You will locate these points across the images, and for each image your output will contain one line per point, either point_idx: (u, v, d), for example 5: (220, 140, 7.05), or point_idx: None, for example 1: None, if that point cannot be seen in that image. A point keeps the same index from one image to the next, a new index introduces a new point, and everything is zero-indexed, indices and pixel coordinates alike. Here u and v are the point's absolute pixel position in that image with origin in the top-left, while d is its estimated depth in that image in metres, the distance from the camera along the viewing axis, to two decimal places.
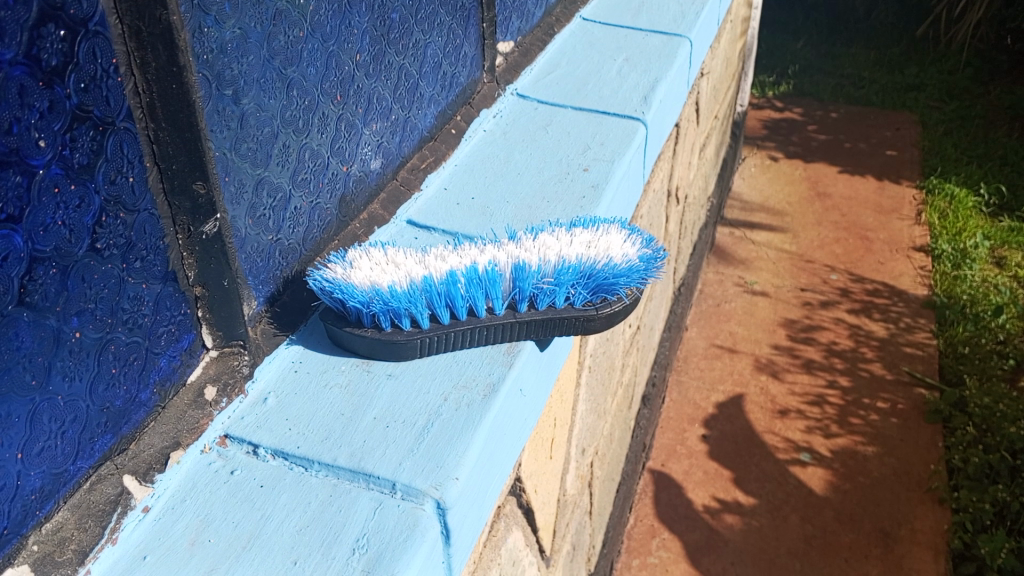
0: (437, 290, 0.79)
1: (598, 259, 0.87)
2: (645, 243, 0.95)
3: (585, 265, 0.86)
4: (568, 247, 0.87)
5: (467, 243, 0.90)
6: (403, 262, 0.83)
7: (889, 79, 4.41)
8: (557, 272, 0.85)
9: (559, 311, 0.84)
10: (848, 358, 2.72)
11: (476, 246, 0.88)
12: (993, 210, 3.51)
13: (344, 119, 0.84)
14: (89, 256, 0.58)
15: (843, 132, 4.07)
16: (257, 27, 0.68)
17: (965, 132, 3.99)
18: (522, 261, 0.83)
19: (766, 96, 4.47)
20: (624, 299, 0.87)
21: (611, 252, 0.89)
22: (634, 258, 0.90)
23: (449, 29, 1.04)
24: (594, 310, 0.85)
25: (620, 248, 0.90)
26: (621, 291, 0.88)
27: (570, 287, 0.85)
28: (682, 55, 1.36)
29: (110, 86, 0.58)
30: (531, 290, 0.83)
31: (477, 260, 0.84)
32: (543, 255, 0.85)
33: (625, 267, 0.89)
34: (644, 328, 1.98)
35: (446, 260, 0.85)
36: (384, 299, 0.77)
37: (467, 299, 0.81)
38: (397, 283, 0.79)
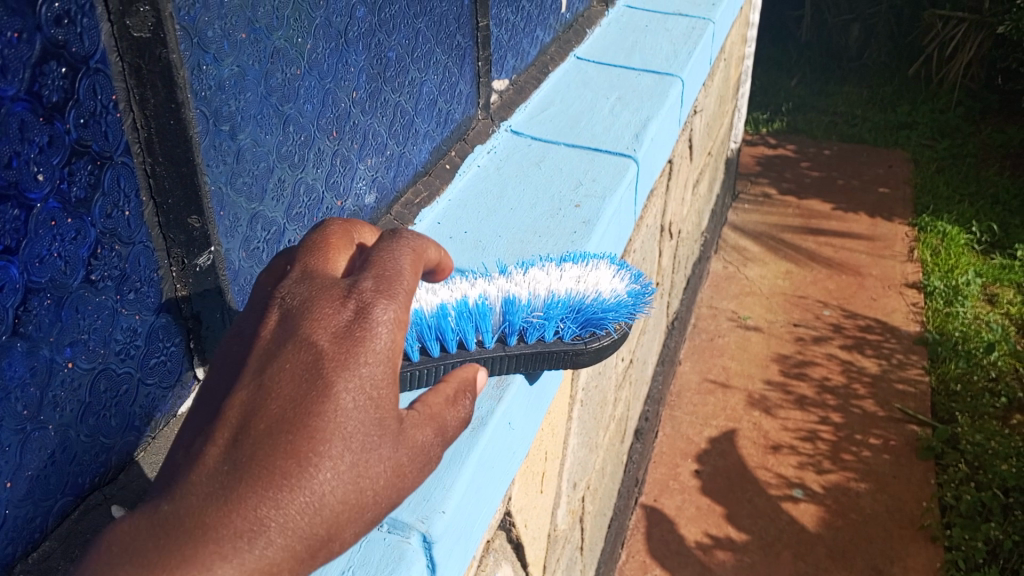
0: (427, 323, 0.79)
1: (586, 293, 0.90)
2: (633, 279, 0.98)
3: (573, 299, 0.88)
4: (557, 280, 0.89)
5: (457, 277, 0.91)
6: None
7: (882, 118, 4.47)
8: (549, 305, 0.87)
9: (548, 344, 0.84)
10: (840, 394, 2.73)
11: (466, 281, 0.89)
12: (985, 248, 3.54)
13: (339, 155, 0.85)
14: (83, 287, 0.59)
15: (836, 169, 4.11)
16: (255, 64, 0.70)
17: (957, 170, 4.04)
18: (512, 295, 0.85)
19: (759, 133, 4.52)
20: (612, 333, 0.88)
21: (600, 287, 0.91)
22: (622, 292, 0.92)
23: (445, 67, 1.07)
24: (582, 344, 0.85)
25: (608, 283, 0.92)
26: (608, 325, 0.89)
27: (559, 320, 0.87)
28: (673, 94, 1.39)
29: (109, 122, 0.59)
30: (521, 323, 0.84)
31: (467, 295, 0.85)
32: (532, 289, 0.87)
33: (612, 301, 0.90)
34: (637, 362, 2.00)
35: (437, 292, 0.86)
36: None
37: (458, 331, 0.81)
38: None
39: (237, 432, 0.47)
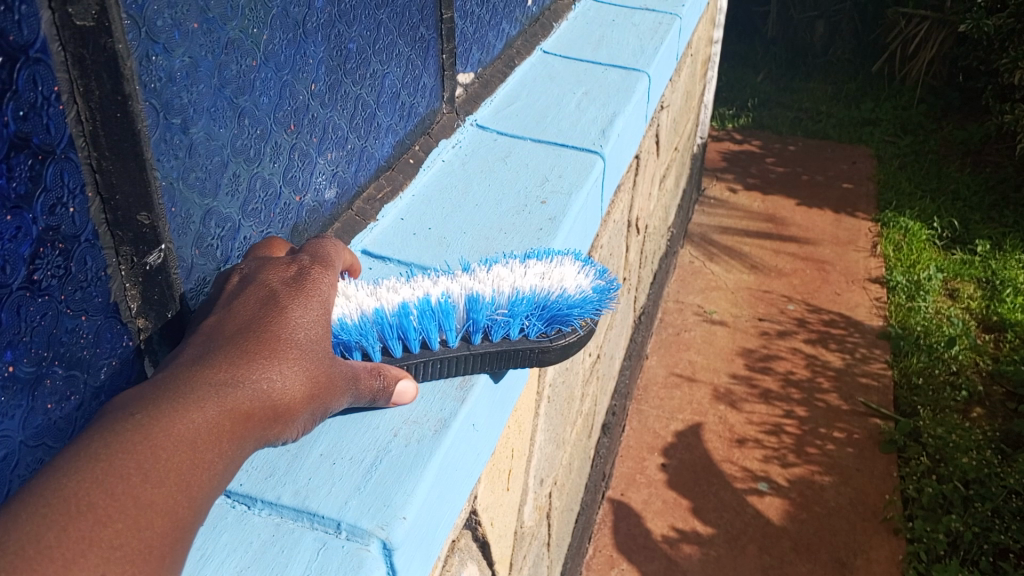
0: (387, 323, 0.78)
1: (551, 290, 0.88)
2: (599, 274, 0.96)
3: (539, 296, 0.87)
4: (521, 277, 0.87)
5: (421, 275, 0.90)
6: (352, 293, 0.81)
7: (846, 114, 4.52)
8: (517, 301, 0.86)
9: (513, 343, 0.83)
10: (805, 387, 2.74)
11: (429, 277, 0.88)
12: (946, 243, 3.59)
13: (297, 149, 0.83)
14: (24, 287, 0.56)
15: (801, 165, 4.14)
16: (207, 55, 0.67)
17: (919, 167, 4.09)
18: (476, 293, 0.83)
19: (725, 128, 4.55)
20: (578, 329, 0.87)
21: (566, 284, 0.89)
22: (587, 289, 0.91)
23: (408, 59, 1.04)
24: (548, 342, 0.84)
25: (574, 279, 0.91)
26: (575, 322, 0.87)
27: (524, 318, 0.85)
28: (640, 89, 1.38)
29: (51, 115, 0.56)
30: (484, 321, 0.83)
31: (430, 293, 0.83)
32: (497, 286, 0.85)
33: (578, 298, 0.89)
34: (604, 357, 1.99)
35: (400, 289, 0.84)
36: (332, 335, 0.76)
37: (420, 331, 0.80)
38: (348, 315, 0.78)
39: (148, 406, 0.53)
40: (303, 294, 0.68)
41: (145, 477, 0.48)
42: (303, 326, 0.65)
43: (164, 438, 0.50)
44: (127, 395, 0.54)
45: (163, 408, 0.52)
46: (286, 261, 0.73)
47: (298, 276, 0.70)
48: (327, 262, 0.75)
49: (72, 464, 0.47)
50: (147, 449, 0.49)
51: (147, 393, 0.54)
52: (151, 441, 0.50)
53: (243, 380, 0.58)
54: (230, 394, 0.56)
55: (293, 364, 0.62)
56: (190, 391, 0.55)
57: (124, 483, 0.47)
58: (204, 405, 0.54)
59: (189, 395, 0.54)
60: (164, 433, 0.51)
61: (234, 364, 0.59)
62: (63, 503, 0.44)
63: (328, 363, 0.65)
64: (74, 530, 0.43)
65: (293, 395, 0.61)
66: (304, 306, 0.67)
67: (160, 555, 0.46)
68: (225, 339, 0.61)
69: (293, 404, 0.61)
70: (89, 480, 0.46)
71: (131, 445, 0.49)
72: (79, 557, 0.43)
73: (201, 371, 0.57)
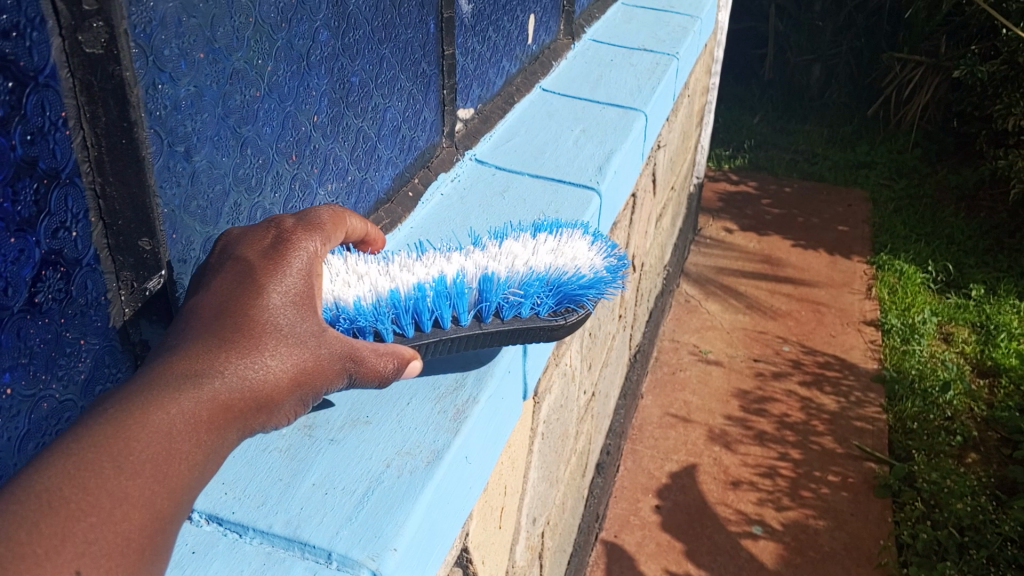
0: (402, 300, 0.79)
1: (563, 270, 0.90)
2: (608, 255, 0.99)
3: (550, 276, 0.89)
4: (535, 257, 0.90)
5: (435, 254, 0.91)
6: (365, 270, 0.82)
7: (842, 157, 4.57)
8: (528, 277, 0.87)
9: (525, 321, 0.84)
10: (800, 430, 2.74)
11: (441, 256, 0.90)
12: (941, 287, 3.60)
13: (298, 179, 0.84)
14: (25, 309, 0.57)
15: (796, 207, 4.17)
16: (212, 85, 0.68)
17: (914, 210, 4.12)
18: (489, 274, 0.84)
19: (721, 169, 4.58)
20: (588, 309, 0.88)
21: (578, 264, 0.92)
22: (599, 269, 0.93)
23: (409, 93, 1.06)
24: (559, 320, 0.85)
25: (585, 259, 0.94)
26: (587, 301, 0.89)
27: (536, 297, 0.86)
28: (636, 129, 1.39)
29: (57, 140, 0.57)
30: (497, 301, 0.84)
31: (443, 272, 0.85)
32: (510, 268, 0.87)
33: (590, 278, 0.91)
34: (598, 395, 1.98)
35: (414, 271, 0.86)
36: (348, 314, 0.77)
37: (432, 310, 0.80)
38: (364, 297, 0.78)
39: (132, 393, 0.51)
40: (284, 261, 0.65)
41: (119, 473, 0.47)
42: (284, 299, 0.62)
43: (139, 431, 0.49)
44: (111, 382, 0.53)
45: (136, 400, 0.51)
46: (265, 225, 0.69)
47: (280, 241, 0.67)
48: (316, 224, 0.70)
49: (44, 463, 0.46)
50: (120, 444, 0.48)
51: (125, 385, 0.52)
52: (125, 435, 0.48)
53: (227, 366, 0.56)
54: (208, 380, 0.55)
55: (282, 344, 0.60)
56: (166, 380, 0.53)
57: (97, 482, 0.46)
58: (181, 394, 0.52)
59: (165, 384, 0.53)
60: (145, 426, 0.50)
61: (211, 348, 0.57)
62: (35, 504, 0.43)
63: (316, 340, 0.62)
64: (46, 528, 0.43)
65: (281, 377, 0.59)
66: (288, 274, 0.64)
67: (139, 551, 0.46)
68: (204, 319, 0.59)
69: (278, 387, 0.59)
70: (61, 478, 0.45)
71: (103, 441, 0.48)
72: (55, 553, 0.43)
73: (178, 358, 0.55)
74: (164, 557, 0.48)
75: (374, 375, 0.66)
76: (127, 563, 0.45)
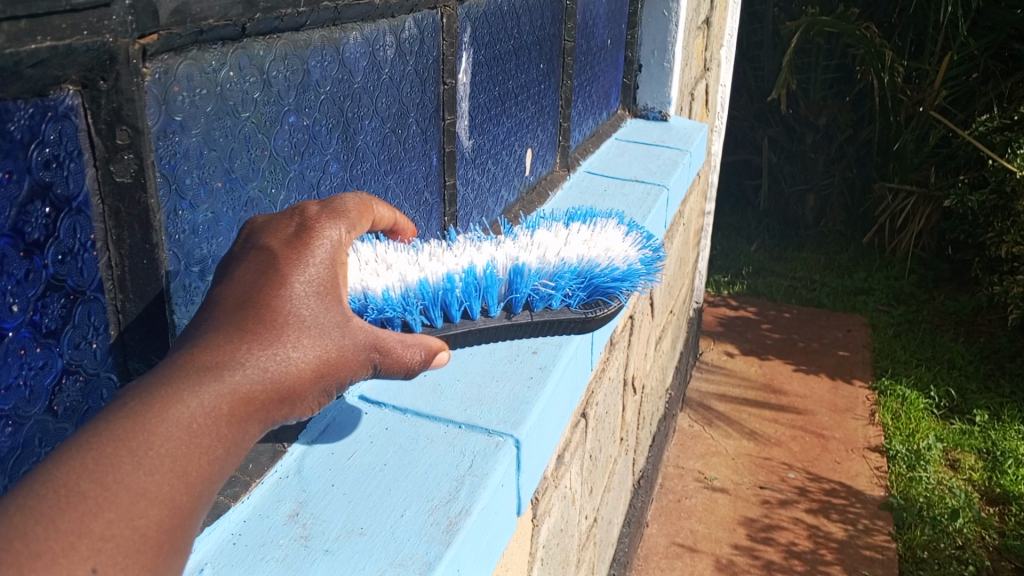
0: (431, 292, 0.91)
1: (583, 266, 1.04)
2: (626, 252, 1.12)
3: (570, 270, 1.03)
4: (558, 255, 1.04)
5: (465, 247, 1.04)
6: (395, 260, 0.94)
7: (839, 284, 4.65)
8: (556, 273, 1.01)
9: (548, 313, 0.99)
10: (807, 559, 2.69)
11: (471, 248, 1.03)
12: (944, 412, 3.61)
13: None
14: (44, 415, 0.62)
15: (796, 332, 4.22)
16: (228, 212, 0.75)
17: (913, 336, 4.18)
18: (517, 268, 0.98)
19: (721, 294, 4.67)
20: (603, 304, 1.04)
21: (597, 260, 1.05)
22: (614, 264, 1.07)
23: (413, 220, 1.13)
24: (580, 313, 1.01)
25: (602, 255, 1.07)
26: (604, 292, 1.04)
27: (557, 290, 1.01)
28: None
29: (85, 259, 0.63)
30: (524, 292, 0.98)
31: (473, 264, 0.98)
32: (536, 262, 1.00)
33: (605, 272, 1.05)
34: (601, 521, 1.98)
35: (442, 259, 0.99)
36: (379, 305, 0.88)
37: (463, 300, 0.94)
38: (395, 287, 0.90)
39: (151, 388, 0.54)
40: (308, 250, 0.66)
41: (138, 467, 0.50)
42: (306, 289, 0.64)
43: (158, 425, 0.52)
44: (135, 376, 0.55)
45: (157, 394, 0.53)
46: (289, 213, 0.70)
47: (304, 229, 0.68)
48: (340, 211, 0.71)
49: (65, 456, 0.49)
50: (139, 440, 0.51)
51: (146, 380, 0.55)
52: (142, 432, 0.51)
53: (246, 359, 0.58)
54: (228, 372, 0.57)
55: (301, 338, 0.62)
56: (186, 373, 0.55)
57: (115, 476, 0.49)
58: (201, 388, 0.55)
59: (183, 376, 0.55)
60: (163, 423, 0.52)
61: (233, 339, 0.59)
62: (54, 497, 0.46)
63: (335, 333, 0.64)
64: (62, 522, 0.46)
65: (300, 370, 0.61)
66: (310, 262, 0.66)
67: (157, 548, 0.49)
68: (226, 308, 0.61)
69: (296, 379, 0.61)
70: (81, 473, 0.48)
71: (123, 436, 0.50)
72: (70, 549, 0.46)
73: (199, 349, 0.58)
74: (180, 547, 0.51)
75: (403, 366, 0.71)
76: (144, 554, 0.48)
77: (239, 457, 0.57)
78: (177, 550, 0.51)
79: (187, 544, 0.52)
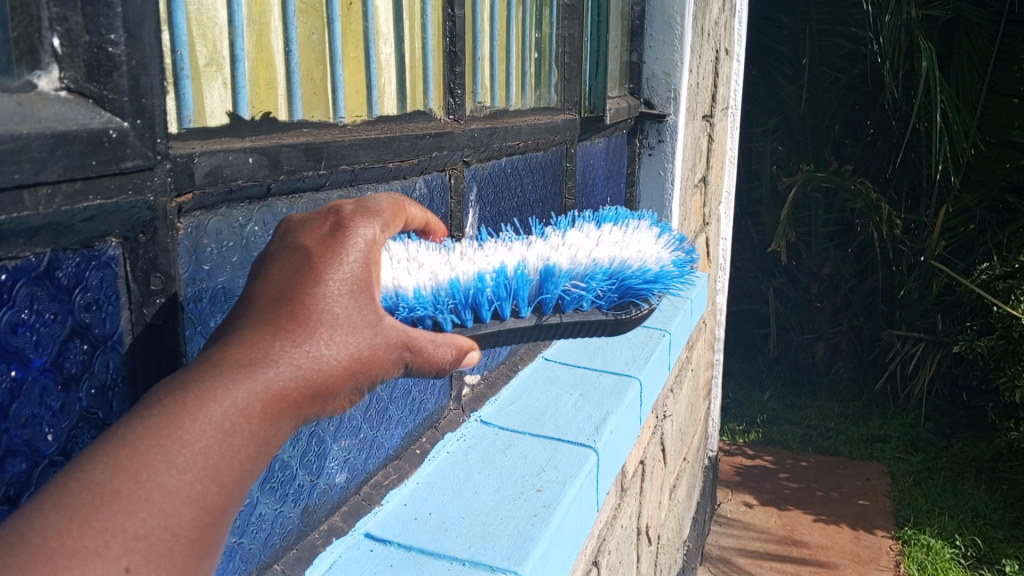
0: (463, 292, 0.93)
1: (614, 267, 1.08)
2: (654, 260, 1.15)
3: (601, 271, 1.06)
4: (589, 259, 1.07)
5: (492, 249, 1.07)
6: (425, 262, 0.96)
7: (854, 430, 4.63)
8: (586, 275, 1.05)
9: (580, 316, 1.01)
10: None
11: (500, 249, 1.06)
12: (972, 562, 3.53)
13: (315, 437, 0.95)
14: None
15: (814, 480, 4.18)
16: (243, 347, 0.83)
17: (934, 484, 4.13)
18: (548, 269, 1.01)
19: (736, 442, 4.65)
20: (639, 307, 1.06)
21: (628, 261, 1.09)
22: (645, 267, 1.11)
23: None
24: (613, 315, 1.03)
25: (632, 258, 1.11)
26: (639, 295, 1.07)
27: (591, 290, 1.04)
28: (632, 392, 1.50)
29: (115, 394, 0.68)
30: (555, 293, 1.00)
31: (504, 264, 1.00)
32: (567, 264, 1.04)
33: (636, 273, 1.09)
34: None
35: (473, 260, 1.01)
36: (409, 304, 0.89)
37: (494, 301, 0.96)
38: (423, 286, 0.91)
39: (184, 386, 0.55)
40: (341, 248, 0.66)
41: (170, 466, 0.52)
42: (339, 287, 0.65)
43: (190, 423, 0.53)
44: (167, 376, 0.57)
45: (190, 391, 0.55)
46: (324, 211, 0.70)
47: (339, 229, 0.68)
48: (373, 211, 0.72)
49: (97, 452, 0.50)
50: (170, 439, 0.53)
51: (179, 377, 0.56)
52: (171, 433, 0.53)
53: (279, 355, 0.60)
54: (262, 369, 0.58)
55: (332, 336, 0.63)
56: (220, 370, 0.57)
57: (148, 473, 0.51)
58: (235, 385, 0.57)
59: (217, 375, 0.57)
60: (192, 422, 0.54)
61: (266, 337, 0.60)
62: (87, 494, 0.49)
63: (368, 331, 0.66)
64: (95, 521, 0.48)
65: (332, 366, 0.63)
66: (344, 259, 0.66)
67: (190, 548, 0.51)
68: (260, 306, 0.62)
69: (329, 377, 0.62)
70: (112, 470, 0.50)
71: (155, 433, 0.52)
72: (103, 547, 0.48)
73: (232, 347, 0.59)
74: (212, 541, 0.53)
75: (434, 365, 0.73)
76: (179, 549, 0.51)
77: (271, 452, 0.59)
78: (210, 545, 0.53)
79: (219, 539, 0.54)
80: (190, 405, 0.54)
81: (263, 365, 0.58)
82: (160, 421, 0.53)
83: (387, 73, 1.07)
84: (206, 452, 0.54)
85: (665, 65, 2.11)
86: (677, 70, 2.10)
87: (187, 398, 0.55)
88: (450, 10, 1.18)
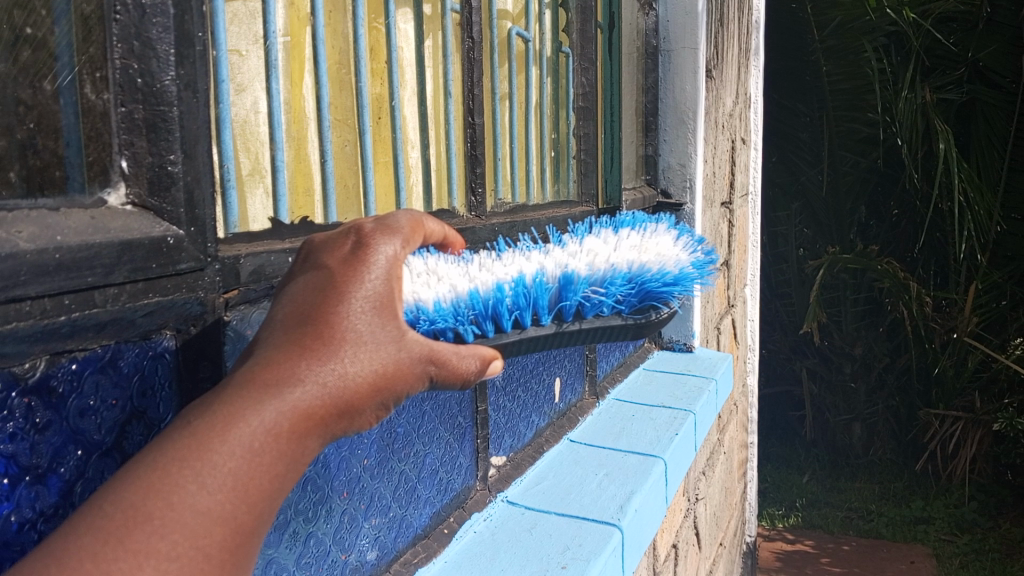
0: (483, 303, 0.96)
1: (633, 270, 1.13)
2: (671, 263, 1.21)
3: (620, 274, 1.11)
4: (608, 263, 1.12)
5: (508, 261, 1.11)
6: (444, 277, 0.99)
7: (896, 512, 4.54)
8: (605, 281, 1.10)
9: (599, 321, 1.07)
10: None
11: (518, 261, 1.11)
12: None
13: (347, 513, 1.01)
14: None
15: (857, 564, 4.09)
16: None
17: (981, 566, 4.03)
18: (567, 276, 1.05)
19: (776, 527, 4.60)
20: (658, 311, 1.12)
21: (646, 263, 1.15)
22: (661, 268, 1.16)
23: (447, 442, 1.27)
24: (630, 320, 1.09)
25: (649, 260, 1.17)
26: (658, 300, 1.13)
27: (610, 293, 1.09)
28: (656, 471, 1.54)
29: None
30: (576, 299, 1.04)
31: (522, 274, 1.04)
32: (585, 270, 1.08)
33: (654, 274, 1.14)
34: None
35: (492, 272, 1.05)
36: (430, 316, 0.93)
37: (514, 311, 0.99)
38: (442, 298, 0.95)
39: (212, 409, 0.60)
40: (362, 267, 0.72)
41: (200, 486, 0.57)
42: (362, 304, 0.70)
43: (220, 444, 0.58)
44: (198, 401, 0.62)
45: (220, 412, 0.60)
46: (345, 231, 0.76)
47: (360, 247, 0.74)
48: (393, 227, 0.78)
49: (131, 479, 0.55)
50: (201, 457, 0.57)
51: (209, 400, 0.61)
52: (203, 453, 0.58)
53: (305, 372, 0.65)
54: (290, 389, 0.64)
55: (357, 351, 0.69)
56: (250, 392, 0.62)
57: (179, 496, 0.55)
58: (264, 406, 0.62)
59: (247, 396, 0.62)
60: (220, 442, 0.58)
61: (293, 356, 0.65)
62: (123, 517, 0.53)
63: (392, 347, 0.71)
64: (131, 544, 0.52)
65: (358, 382, 0.68)
66: (365, 276, 0.72)
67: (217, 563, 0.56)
68: (287, 327, 0.68)
69: (357, 393, 0.68)
70: (145, 494, 0.54)
71: (186, 456, 0.57)
72: (138, 567, 0.52)
73: (261, 367, 0.64)
74: (240, 555, 0.58)
75: (457, 376, 0.79)
76: (211, 566, 0.56)
77: (299, 469, 0.64)
78: (238, 559, 0.58)
79: (244, 553, 0.58)
80: (218, 425, 0.59)
81: (290, 385, 0.63)
82: (192, 440, 0.58)
83: (415, 174, 1.17)
84: (234, 470, 0.59)
85: (680, 157, 2.20)
86: (690, 161, 2.19)
87: (217, 419, 0.59)
88: (470, 118, 1.28)
